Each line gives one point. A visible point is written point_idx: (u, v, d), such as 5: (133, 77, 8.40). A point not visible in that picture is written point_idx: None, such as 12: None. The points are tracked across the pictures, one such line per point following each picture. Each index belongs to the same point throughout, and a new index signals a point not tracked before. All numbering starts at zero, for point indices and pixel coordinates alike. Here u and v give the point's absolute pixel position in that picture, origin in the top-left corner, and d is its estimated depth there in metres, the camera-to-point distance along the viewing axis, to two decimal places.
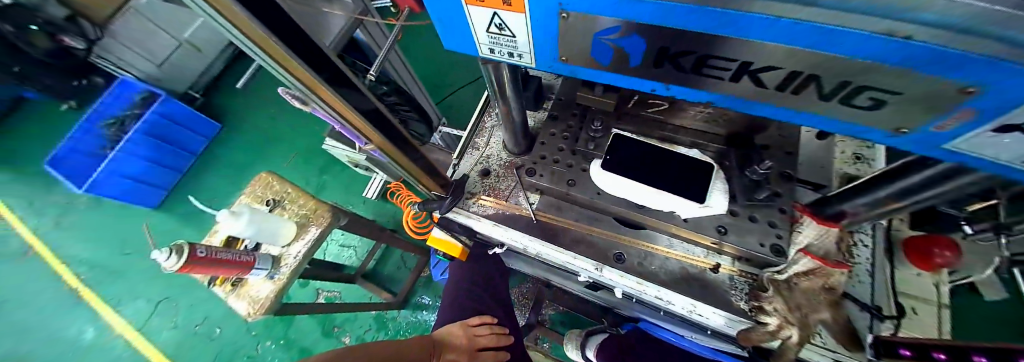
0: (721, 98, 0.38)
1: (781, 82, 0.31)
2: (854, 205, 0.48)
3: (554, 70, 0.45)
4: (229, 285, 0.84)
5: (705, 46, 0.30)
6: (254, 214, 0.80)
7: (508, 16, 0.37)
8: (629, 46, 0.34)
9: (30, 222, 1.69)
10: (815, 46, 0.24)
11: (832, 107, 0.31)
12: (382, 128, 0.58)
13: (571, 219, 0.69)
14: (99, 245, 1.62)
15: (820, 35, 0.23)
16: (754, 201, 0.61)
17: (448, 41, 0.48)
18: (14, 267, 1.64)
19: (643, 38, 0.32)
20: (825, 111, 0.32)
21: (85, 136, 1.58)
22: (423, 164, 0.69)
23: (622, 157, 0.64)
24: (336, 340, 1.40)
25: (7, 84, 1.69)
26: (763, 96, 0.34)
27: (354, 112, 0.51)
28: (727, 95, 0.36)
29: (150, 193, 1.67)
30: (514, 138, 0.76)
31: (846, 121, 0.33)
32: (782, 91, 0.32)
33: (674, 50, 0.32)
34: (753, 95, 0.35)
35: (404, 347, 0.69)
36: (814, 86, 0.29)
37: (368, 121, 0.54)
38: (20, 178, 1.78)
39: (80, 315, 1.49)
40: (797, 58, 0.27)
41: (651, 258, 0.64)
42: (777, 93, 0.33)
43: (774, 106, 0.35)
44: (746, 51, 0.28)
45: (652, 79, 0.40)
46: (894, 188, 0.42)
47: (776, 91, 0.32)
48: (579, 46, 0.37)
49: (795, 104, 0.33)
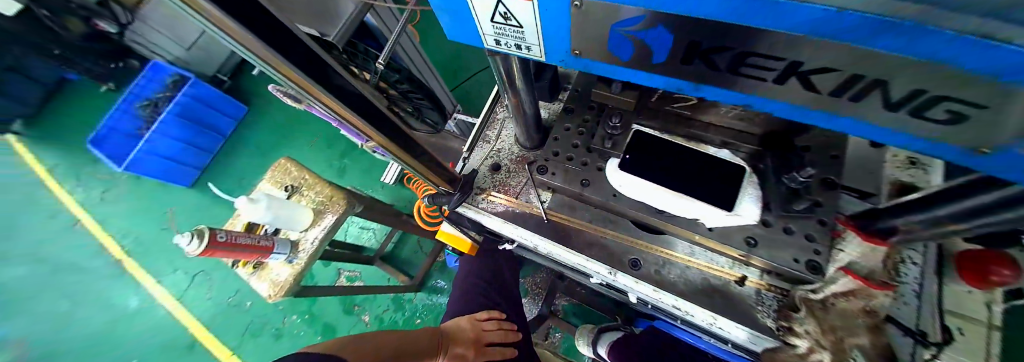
0: (758, 101, 0.33)
1: (835, 86, 0.26)
2: (905, 223, 0.40)
3: (567, 64, 0.42)
4: (250, 268, 0.87)
5: (745, 41, 0.26)
6: (271, 201, 0.82)
7: (512, 5, 0.33)
8: (651, 39, 0.30)
9: (77, 195, 1.81)
10: (886, 44, 0.19)
11: (899, 119, 0.26)
12: (380, 125, 0.56)
13: (583, 221, 0.66)
14: (140, 219, 1.74)
15: (896, 32, 0.18)
16: (790, 212, 0.55)
17: (451, 30, 0.45)
18: (61, 237, 1.75)
19: (668, 30, 0.28)
20: (887, 124, 0.27)
21: (123, 116, 1.67)
22: (426, 160, 0.68)
23: (642, 157, 0.60)
24: (357, 318, 1.46)
25: (53, 67, 1.81)
26: (810, 101, 0.29)
27: (354, 114, 0.50)
28: (769, 98, 0.32)
29: (185, 172, 1.76)
30: (527, 132, 0.72)
31: (912, 137, 0.27)
32: (838, 97, 0.27)
33: (704, 45, 0.28)
34: (797, 100, 0.30)
35: (415, 337, 0.70)
36: (879, 93, 0.24)
37: (365, 119, 0.52)
38: (68, 155, 1.91)
39: (125, 284, 1.62)
40: (862, 60, 0.22)
41: (670, 267, 0.60)
42: (832, 99, 0.28)
43: (823, 112, 0.30)
44: (797, 49, 0.24)
45: (680, 78, 0.35)
46: (953, 209, 0.34)
47: (830, 97, 0.28)
48: (595, 37, 0.34)
49: (851, 112, 0.28)
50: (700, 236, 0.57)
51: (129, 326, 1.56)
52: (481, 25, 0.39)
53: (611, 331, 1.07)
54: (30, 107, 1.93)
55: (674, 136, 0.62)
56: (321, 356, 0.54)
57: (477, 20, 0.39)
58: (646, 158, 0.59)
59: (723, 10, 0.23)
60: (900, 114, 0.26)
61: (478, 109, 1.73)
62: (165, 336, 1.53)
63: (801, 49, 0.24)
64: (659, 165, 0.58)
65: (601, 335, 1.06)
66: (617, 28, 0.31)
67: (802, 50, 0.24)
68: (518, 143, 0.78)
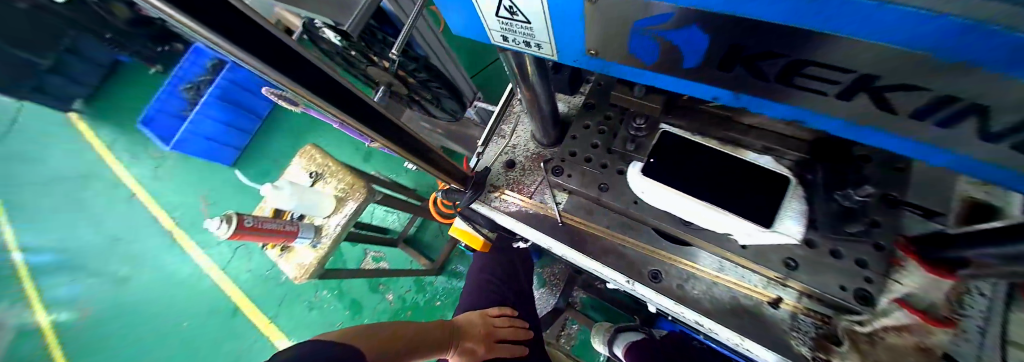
0: (800, 113, 0.30)
1: (915, 107, 0.22)
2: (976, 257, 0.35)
3: (582, 64, 0.39)
4: (279, 250, 0.92)
5: (797, 47, 0.22)
6: (293, 189, 0.86)
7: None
8: (683, 40, 0.27)
9: (133, 170, 1.99)
10: (997, 65, 0.15)
11: (989, 150, 0.23)
12: (383, 125, 0.52)
13: (601, 226, 0.63)
14: (187, 193, 1.88)
15: (1014, 53, 0.14)
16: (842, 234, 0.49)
17: (456, 25, 0.43)
18: (121, 207, 1.94)
19: (704, 30, 0.25)
20: (973, 152, 0.24)
21: (171, 97, 1.79)
22: (431, 159, 0.64)
23: (671, 163, 0.55)
24: (381, 296, 1.51)
25: (109, 50, 1.95)
26: (862, 116, 0.26)
27: (353, 119, 0.46)
28: (830, 115, 0.28)
29: (227, 152, 1.87)
30: (544, 129, 0.70)
31: (1002, 167, 0.24)
32: (915, 119, 0.24)
33: (750, 50, 0.25)
34: (847, 113, 0.27)
35: (427, 327, 0.71)
36: (972, 121, 0.21)
37: (364, 121, 0.48)
38: (124, 132, 2.09)
39: (175, 253, 1.78)
40: (951, 78, 0.18)
41: (694, 281, 0.56)
42: (906, 121, 0.24)
43: (865, 128, 0.28)
44: (866, 60, 0.20)
45: (718, 85, 0.32)
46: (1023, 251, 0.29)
47: (904, 118, 0.24)
48: (615, 36, 0.31)
49: (928, 135, 0.25)
50: (731, 253, 0.53)
51: (178, 291, 1.71)
52: (486, 20, 0.37)
53: (628, 331, 1.00)
54: (90, 87, 2.11)
55: (707, 139, 0.56)
56: (335, 346, 0.55)
57: (482, 15, 0.36)
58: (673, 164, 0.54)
59: (776, 12, 0.19)
60: (997, 146, 0.22)
61: (501, 95, 1.68)
62: (208, 302, 1.66)
63: (870, 59, 0.20)
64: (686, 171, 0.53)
65: (617, 335, 1.00)
66: (640, 27, 0.28)
67: (868, 59, 0.20)
68: (533, 140, 0.76)
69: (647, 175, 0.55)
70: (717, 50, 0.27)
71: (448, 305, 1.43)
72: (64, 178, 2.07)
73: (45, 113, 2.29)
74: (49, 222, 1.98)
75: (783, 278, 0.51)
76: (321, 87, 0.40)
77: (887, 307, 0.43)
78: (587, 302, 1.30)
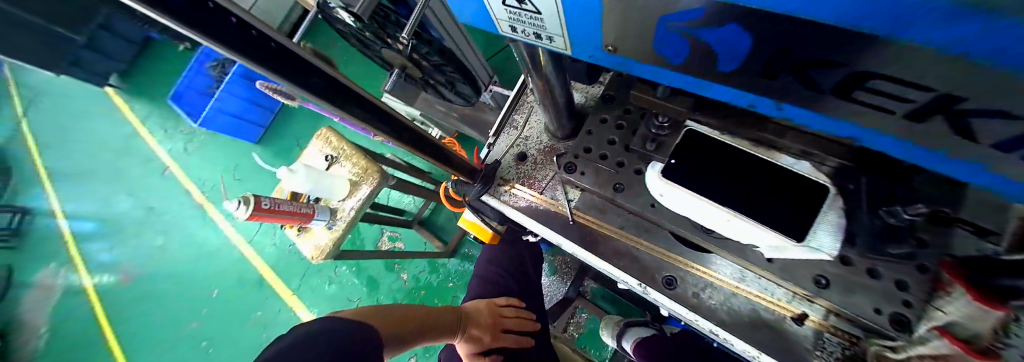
0: (844, 127, 0.27)
1: (1003, 134, 0.19)
2: None
3: (597, 60, 0.36)
4: (297, 230, 0.96)
5: (859, 55, 0.19)
6: (309, 172, 0.87)
7: None
8: (717, 40, 0.24)
9: (167, 145, 2.10)
10: None
11: None
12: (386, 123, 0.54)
13: (615, 226, 0.61)
14: (217, 168, 1.98)
15: None
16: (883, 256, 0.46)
17: (461, 13, 0.40)
18: (156, 179, 2.06)
19: (745, 30, 0.22)
20: None
21: (198, 75, 1.85)
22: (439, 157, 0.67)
23: (694, 167, 0.50)
24: (396, 275, 1.55)
25: (139, 27, 2.02)
26: (912, 134, 0.23)
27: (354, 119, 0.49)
28: (888, 134, 0.25)
29: (252, 129, 1.92)
30: (559, 121, 0.67)
31: None
32: (998, 149, 0.20)
33: (799, 56, 0.21)
34: (890, 129, 0.24)
35: (435, 310, 0.73)
36: None
37: (366, 121, 0.50)
38: (157, 107, 2.20)
39: (206, 225, 1.89)
40: None
41: (711, 290, 0.54)
42: (983, 149, 0.21)
43: (917, 148, 0.25)
44: (944, 77, 0.17)
45: (755, 94, 0.28)
46: None
47: (982, 145, 0.21)
48: (637, 32, 0.28)
49: (1007, 165, 0.22)
50: (757, 267, 0.51)
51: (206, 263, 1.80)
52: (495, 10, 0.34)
53: (638, 325, 0.96)
54: (124, 62, 2.20)
55: (740, 141, 0.51)
56: (351, 322, 0.57)
57: (488, 6, 0.34)
58: (698, 166, 0.50)
59: (839, 11, 0.16)
60: None
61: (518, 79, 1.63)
62: (235, 272, 1.75)
63: (947, 76, 0.16)
64: (711, 174, 0.50)
65: (626, 329, 0.97)
66: (666, 23, 0.25)
67: (941, 75, 0.17)
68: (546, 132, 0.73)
69: (667, 179, 0.50)
70: (756, 52, 0.23)
71: (460, 286, 1.46)
72: (105, 149, 2.21)
73: (87, 89, 2.43)
74: (94, 192, 2.14)
75: (810, 295, 0.48)
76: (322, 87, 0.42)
77: (924, 334, 0.39)
78: (598, 292, 1.28)
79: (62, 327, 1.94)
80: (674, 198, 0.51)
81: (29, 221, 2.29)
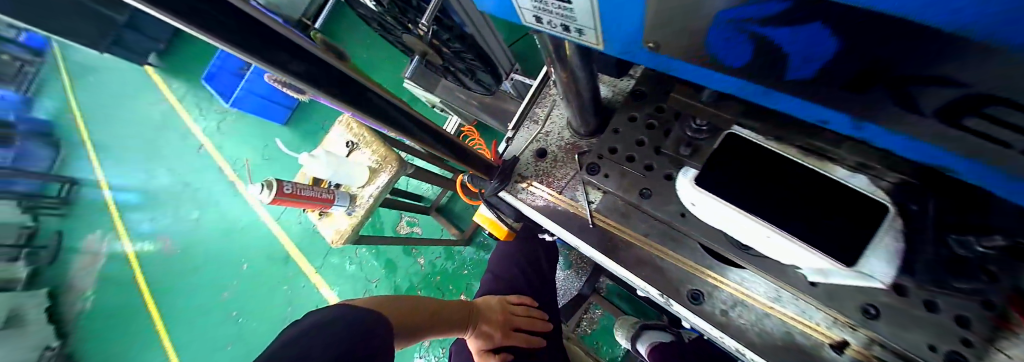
0: (936, 153, 0.23)
1: None
2: None
3: (633, 57, 0.32)
4: (318, 214, 0.98)
5: (975, 73, 0.15)
6: (329, 158, 0.89)
7: None
8: (793, 43, 0.20)
9: (200, 123, 2.21)
10: None
11: None
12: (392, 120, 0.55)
13: (639, 233, 0.58)
14: (246, 147, 2.07)
15: None
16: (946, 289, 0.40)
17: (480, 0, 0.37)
18: (191, 156, 2.17)
19: (833, 32, 0.18)
20: None
21: (229, 56, 1.91)
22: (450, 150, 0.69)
23: (732, 175, 0.46)
24: (414, 260, 1.58)
25: None
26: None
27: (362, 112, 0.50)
28: (994, 169, 0.21)
29: (280, 111, 1.98)
30: (584, 117, 0.64)
31: None
32: None
33: (901, 67, 0.18)
34: (991, 159, 0.20)
35: (447, 303, 0.73)
36: None
37: (373, 116, 0.52)
38: (192, 87, 2.30)
39: (238, 201, 1.99)
40: None
41: (742, 309, 0.51)
42: None
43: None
44: None
45: (826, 107, 0.24)
46: None
47: None
48: (687, 27, 0.24)
49: None
50: (799, 292, 0.47)
51: (237, 235, 1.92)
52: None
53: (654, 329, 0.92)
54: (161, 43, 2.30)
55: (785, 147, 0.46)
56: (368, 310, 0.58)
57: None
58: (738, 174, 0.46)
59: (975, 21, 0.12)
60: None
61: (540, 67, 1.57)
62: (263, 247, 1.85)
63: None
64: (750, 183, 0.45)
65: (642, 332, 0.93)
66: (726, 19, 0.21)
67: None
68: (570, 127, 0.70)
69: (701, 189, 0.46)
70: (840, 59, 0.20)
71: (474, 275, 1.45)
72: (146, 126, 2.34)
73: (128, 67, 2.57)
74: (136, 166, 2.29)
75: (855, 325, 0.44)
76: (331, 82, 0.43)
77: None
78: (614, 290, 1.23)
79: (112, 288, 2.13)
80: (707, 209, 0.48)
81: (74, 191, 2.41)
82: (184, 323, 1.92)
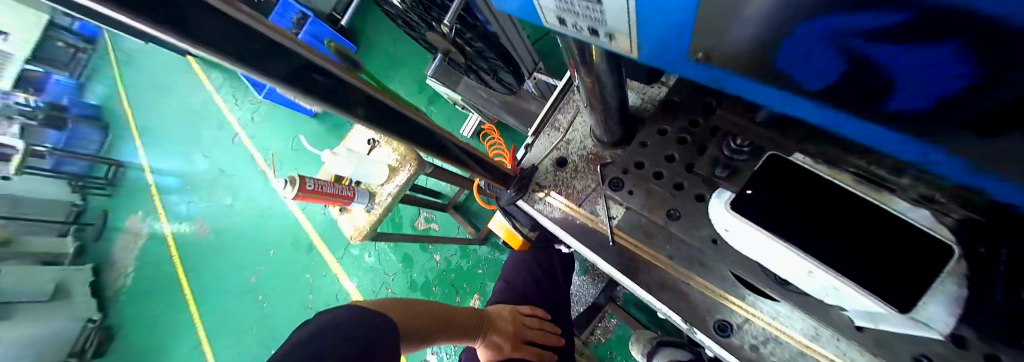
0: None
1: None
2: None
3: (674, 67, 0.28)
4: (339, 209, 1.00)
5: None
6: (350, 154, 0.89)
7: None
8: (905, 66, 0.16)
9: (235, 113, 2.32)
10: None
11: None
12: (412, 136, 0.55)
13: (664, 255, 0.55)
14: (275, 137, 2.16)
15: None
16: None
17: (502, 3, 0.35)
18: (226, 144, 2.30)
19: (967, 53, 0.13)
20: None
21: None
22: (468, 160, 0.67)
23: (768, 199, 0.43)
24: (429, 256, 1.58)
25: None
26: None
27: (382, 130, 0.49)
28: None
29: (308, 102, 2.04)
30: (611, 127, 0.61)
31: None
32: None
33: None
34: None
35: (457, 310, 0.72)
36: None
37: (395, 134, 0.51)
38: (229, 79, 2.43)
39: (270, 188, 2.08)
40: None
41: (774, 346, 0.47)
42: None
43: None
44: None
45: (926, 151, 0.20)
46: None
47: None
48: (748, 40, 0.20)
49: None
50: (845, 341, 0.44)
51: (261, 222, 2.02)
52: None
53: (674, 346, 0.82)
54: None
55: (833, 174, 0.41)
56: (375, 313, 0.58)
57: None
58: (780, 200, 0.42)
59: None
60: None
61: (563, 68, 1.54)
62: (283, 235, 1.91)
63: None
64: (787, 210, 0.42)
65: (658, 349, 0.83)
66: (811, 26, 0.17)
67: None
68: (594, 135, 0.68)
69: (730, 207, 0.44)
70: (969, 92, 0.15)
71: (489, 275, 1.45)
72: (186, 114, 2.50)
73: (173, 58, 2.74)
74: (176, 152, 2.44)
75: None
76: (349, 97, 0.42)
77: None
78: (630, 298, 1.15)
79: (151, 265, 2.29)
80: (738, 235, 0.45)
81: (119, 172, 2.60)
82: (218, 301, 2.03)
